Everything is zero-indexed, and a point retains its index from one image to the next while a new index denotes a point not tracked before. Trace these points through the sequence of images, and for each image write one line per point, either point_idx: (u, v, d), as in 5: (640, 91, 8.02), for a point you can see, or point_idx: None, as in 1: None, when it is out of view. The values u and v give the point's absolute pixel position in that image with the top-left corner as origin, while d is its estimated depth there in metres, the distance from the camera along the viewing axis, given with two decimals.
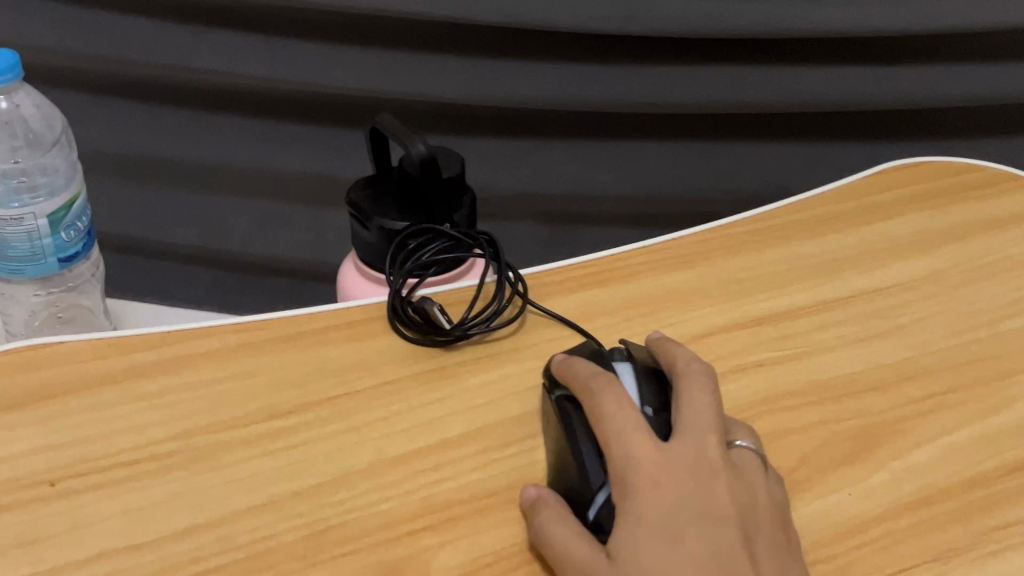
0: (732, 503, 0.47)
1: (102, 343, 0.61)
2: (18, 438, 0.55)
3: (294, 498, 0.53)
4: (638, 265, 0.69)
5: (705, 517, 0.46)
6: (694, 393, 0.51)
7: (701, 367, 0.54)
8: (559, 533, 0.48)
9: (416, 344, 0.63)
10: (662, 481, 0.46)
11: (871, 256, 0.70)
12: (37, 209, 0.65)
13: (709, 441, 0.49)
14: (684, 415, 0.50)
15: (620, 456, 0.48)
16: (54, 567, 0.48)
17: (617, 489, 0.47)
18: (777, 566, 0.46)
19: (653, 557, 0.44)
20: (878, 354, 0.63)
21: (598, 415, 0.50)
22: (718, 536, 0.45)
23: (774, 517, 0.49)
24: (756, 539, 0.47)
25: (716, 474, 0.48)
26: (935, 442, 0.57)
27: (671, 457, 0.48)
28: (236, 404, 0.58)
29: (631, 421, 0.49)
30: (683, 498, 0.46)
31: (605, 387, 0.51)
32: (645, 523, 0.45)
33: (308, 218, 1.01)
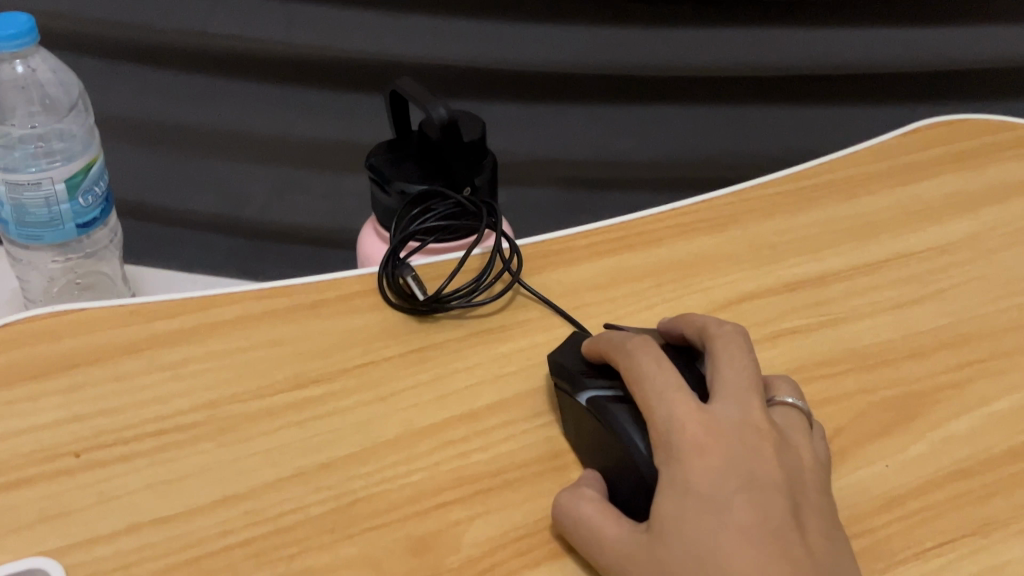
0: (780, 465, 0.46)
1: (124, 310, 0.60)
2: (41, 409, 0.54)
3: (321, 470, 0.52)
4: (667, 229, 0.68)
5: (753, 480, 0.45)
6: (732, 355, 0.51)
7: (736, 331, 0.53)
8: (585, 511, 0.48)
9: (397, 311, 0.62)
10: (707, 442, 0.45)
11: (907, 219, 0.69)
12: (54, 173, 0.64)
13: (752, 403, 0.48)
14: (724, 378, 0.50)
15: (662, 418, 0.47)
16: (81, 541, 0.48)
17: (660, 453, 0.46)
18: (827, 528, 0.45)
19: (701, 522, 0.43)
20: (916, 320, 0.61)
21: (637, 377, 0.50)
22: (767, 497, 0.44)
23: (821, 479, 0.48)
24: (805, 501, 0.46)
25: (761, 436, 0.47)
26: (975, 411, 0.56)
27: (715, 418, 0.47)
28: (261, 373, 0.57)
29: (671, 382, 0.48)
30: (729, 459, 0.45)
31: (642, 351, 0.51)
32: (692, 487, 0.44)
33: (325, 185, 1.01)
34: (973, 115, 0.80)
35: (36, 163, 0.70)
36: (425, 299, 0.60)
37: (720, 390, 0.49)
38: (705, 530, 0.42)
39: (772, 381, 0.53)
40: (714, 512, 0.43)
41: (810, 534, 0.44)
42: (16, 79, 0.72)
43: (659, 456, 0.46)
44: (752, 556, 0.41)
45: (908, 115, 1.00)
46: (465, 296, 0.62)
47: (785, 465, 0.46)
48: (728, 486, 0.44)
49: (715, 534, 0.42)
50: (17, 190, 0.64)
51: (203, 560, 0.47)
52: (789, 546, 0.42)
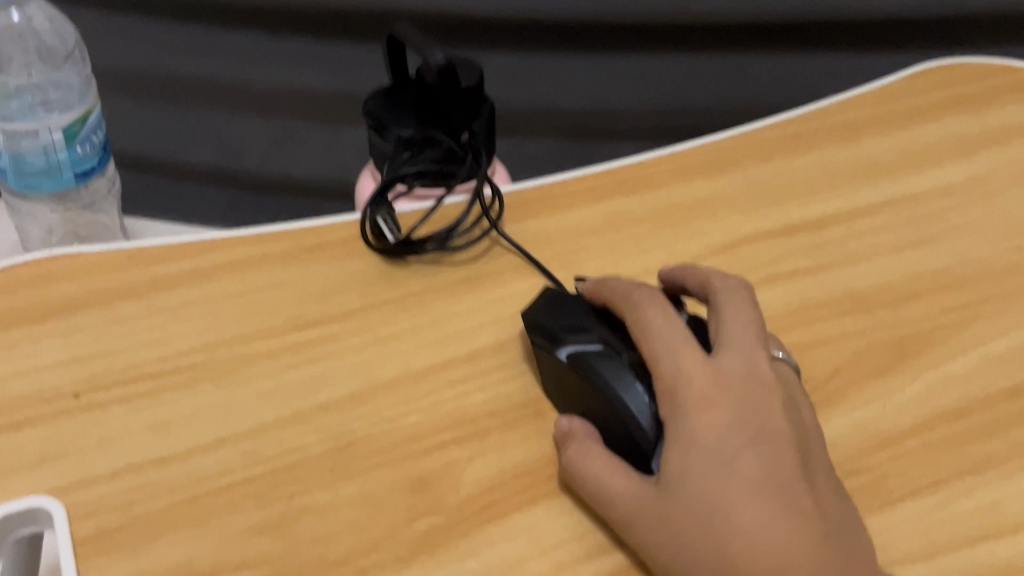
0: (785, 420, 0.47)
1: (122, 253, 0.60)
2: (40, 351, 0.54)
3: (321, 410, 0.52)
4: (666, 172, 0.67)
5: (760, 436, 0.45)
6: (737, 309, 0.51)
7: (739, 284, 0.53)
8: (591, 466, 0.47)
9: (376, 254, 0.61)
10: (715, 397, 0.46)
11: (906, 162, 0.68)
12: (51, 122, 0.64)
13: (756, 357, 0.49)
14: (729, 332, 0.50)
15: (670, 370, 0.47)
16: (82, 481, 0.48)
17: (666, 404, 0.47)
18: (829, 482, 0.46)
19: (709, 478, 0.44)
20: (915, 263, 0.61)
21: (643, 329, 0.49)
22: (774, 454, 0.45)
23: (819, 433, 0.49)
24: (808, 455, 0.47)
25: (767, 390, 0.47)
26: (972, 352, 0.56)
27: (721, 373, 0.47)
28: (260, 316, 0.57)
29: (679, 335, 0.48)
30: (736, 414, 0.46)
31: (648, 302, 0.50)
32: (700, 442, 0.45)
33: (323, 138, 1.00)
34: (974, 58, 0.79)
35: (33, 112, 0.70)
36: (395, 242, 0.60)
37: (724, 344, 0.49)
38: (715, 487, 0.43)
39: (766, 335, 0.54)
40: (724, 470, 0.44)
41: (815, 489, 0.45)
42: (12, 27, 0.73)
43: (665, 408, 0.46)
44: (762, 515, 0.42)
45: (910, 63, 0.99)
46: (437, 241, 0.61)
47: (790, 420, 0.47)
48: (736, 442, 0.45)
49: (726, 492, 0.43)
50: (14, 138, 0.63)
51: (203, 500, 0.48)
52: (796, 503, 0.43)
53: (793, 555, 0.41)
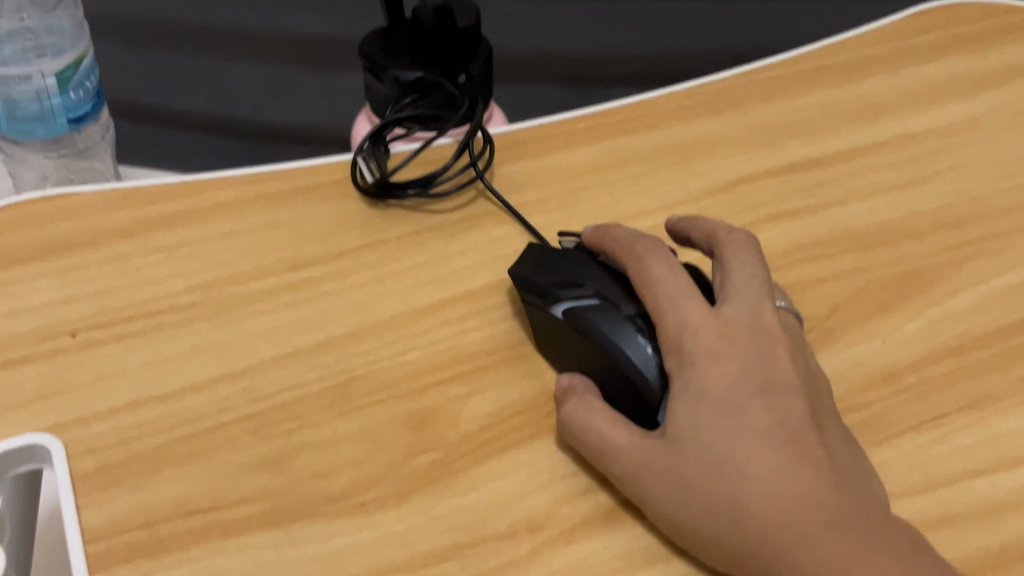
0: (793, 369, 0.46)
1: (117, 194, 0.59)
2: (37, 290, 0.54)
3: (319, 348, 0.52)
4: (666, 112, 0.67)
5: (768, 386, 0.45)
6: (743, 258, 0.50)
7: (745, 234, 0.52)
8: (592, 420, 0.47)
9: (362, 194, 0.61)
10: (722, 348, 0.46)
11: (907, 101, 0.68)
12: (44, 67, 0.63)
13: (762, 307, 0.48)
14: (734, 281, 0.49)
15: (675, 323, 0.47)
16: (80, 419, 0.48)
17: (672, 356, 0.46)
18: (837, 430, 0.46)
19: (717, 432, 0.43)
20: (915, 201, 0.61)
21: (646, 281, 0.49)
22: (782, 403, 0.45)
23: (826, 381, 0.49)
24: (816, 403, 0.47)
25: (773, 340, 0.47)
26: (973, 289, 0.56)
27: (727, 323, 0.47)
28: (257, 255, 0.57)
29: (683, 286, 0.48)
30: (743, 365, 0.45)
31: (651, 253, 0.50)
32: (708, 395, 0.44)
33: (319, 86, 0.99)
34: None
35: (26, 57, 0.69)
36: (374, 182, 0.59)
37: (729, 294, 0.49)
38: (724, 440, 0.43)
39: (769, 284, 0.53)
40: (731, 422, 0.44)
41: (824, 438, 0.45)
42: None
43: (672, 359, 0.46)
44: (772, 466, 0.42)
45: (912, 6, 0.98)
46: (420, 187, 0.60)
47: (797, 369, 0.47)
48: (744, 393, 0.44)
49: (735, 445, 0.43)
50: (7, 83, 0.63)
51: (201, 437, 0.48)
52: (806, 452, 0.43)
53: (804, 505, 0.41)
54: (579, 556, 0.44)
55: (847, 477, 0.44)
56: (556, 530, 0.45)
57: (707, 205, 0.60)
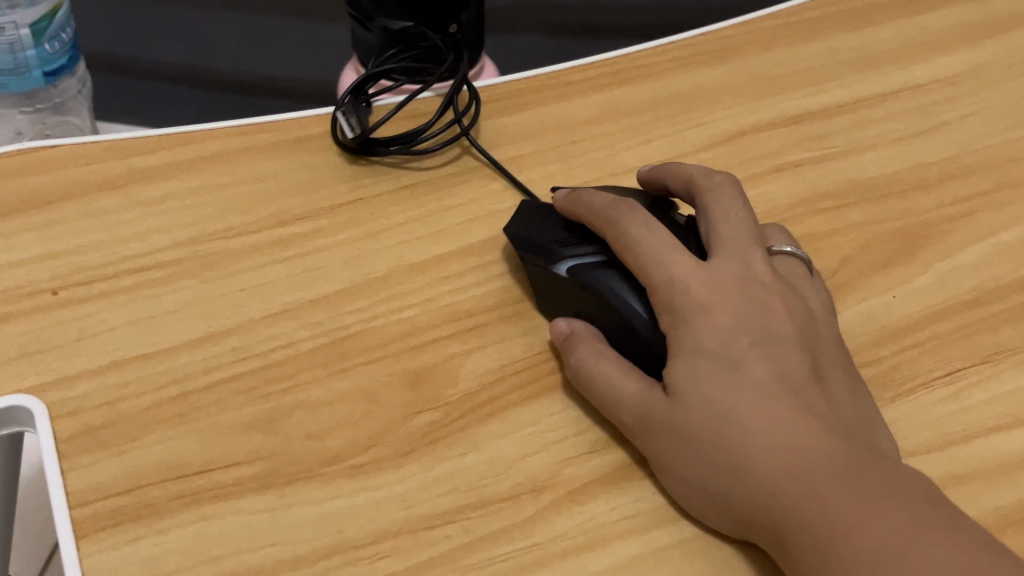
0: (789, 319, 0.45)
1: (96, 146, 0.57)
2: (15, 246, 0.51)
3: (312, 305, 0.50)
4: (665, 61, 0.65)
5: (766, 337, 0.43)
6: (724, 207, 0.49)
7: (727, 182, 0.50)
8: (598, 368, 0.45)
9: (342, 150, 0.58)
10: (714, 301, 0.44)
11: (913, 49, 0.66)
12: (18, 18, 0.61)
13: (752, 255, 0.47)
14: (721, 233, 0.48)
15: (662, 280, 0.44)
16: (62, 379, 0.46)
17: (666, 315, 0.44)
18: (840, 380, 0.45)
19: (718, 387, 0.42)
20: (922, 152, 0.59)
21: (625, 241, 0.46)
22: (781, 353, 0.43)
23: (827, 330, 0.47)
24: (817, 354, 0.45)
25: (767, 290, 0.45)
26: (983, 241, 0.54)
27: (718, 275, 0.45)
28: (245, 210, 0.54)
29: (665, 241, 0.46)
30: (739, 316, 0.44)
31: (627, 214, 0.47)
32: (705, 350, 0.43)
33: (300, 34, 1.00)
34: None
35: None
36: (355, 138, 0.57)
37: (717, 246, 0.47)
38: (725, 393, 0.41)
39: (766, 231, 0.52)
40: (731, 374, 0.42)
41: (827, 389, 0.43)
42: None
43: (666, 318, 0.44)
44: (776, 417, 0.40)
45: None
46: (403, 144, 0.57)
47: (794, 319, 0.45)
48: (742, 344, 0.43)
49: (737, 398, 0.41)
50: None
51: (191, 397, 0.46)
52: (808, 403, 0.42)
53: (814, 452, 0.39)
54: (585, 517, 0.43)
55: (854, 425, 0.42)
56: (562, 491, 0.44)
57: (709, 156, 0.59)
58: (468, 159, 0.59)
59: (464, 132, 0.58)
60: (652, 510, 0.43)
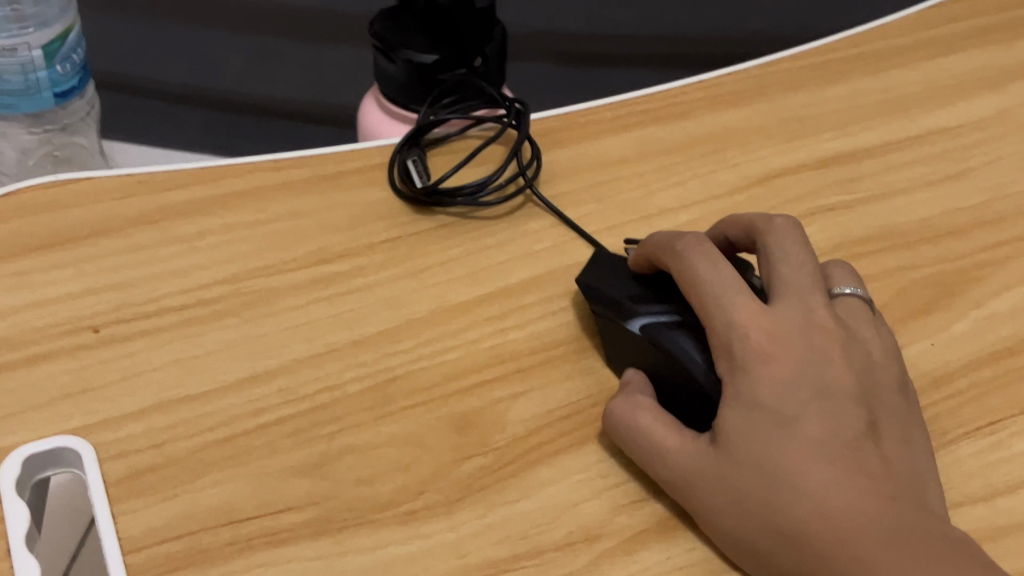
0: (848, 369, 0.43)
1: (131, 179, 0.57)
2: (53, 282, 0.51)
3: (355, 346, 0.50)
4: (695, 101, 0.66)
5: (824, 391, 0.42)
6: (789, 249, 0.47)
7: (788, 222, 0.48)
8: (642, 419, 0.44)
9: (401, 198, 0.58)
10: (772, 351, 0.43)
11: (935, 93, 0.68)
12: (30, 38, 0.58)
13: (814, 300, 0.45)
14: (782, 275, 0.46)
15: (722, 324, 0.44)
16: (107, 419, 0.45)
17: (723, 361, 0.43)
18: (898, 431, 0.43)
19: (768, 446, 0.40)
20: (952, 196, 0.60)
21: (692, 282, 0.45)
22: (838, 409, 0.42)
23: (891, 373, 0.46)
24: (877, 405, 0.44)
25: (828, 338, 0.44)
26: (1016, 289, 0.55)
27: (780, 323, 0.44)
28: (284, 247, 0.55)
29: (731, 282, 0.45)
30: (798, 368, 0.42)
31: (693, 249, 0.47)
32: (759, 404, 0.41)
33: (306, 58, 0.94)
34: None
35: (8, 27, 0.65)
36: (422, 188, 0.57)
37: (780, 289, 0.45)
38: (774, 452, 0.40)
39: (829, 270, 0.50)
40: (783, 432, 0.41)
41: (884, 444, 0.42)
42: None
43: (723, 365, 0.43)
44: (824, 481, 0.39)
45: None
46: (468, 194, 0.58)
47: (854, 369, 0.44)
48: (798, 399, 0.41)
49: (786, 457, 0.40)
50: None
51: (238, 439, 0.45)
52: (863, 465, 0.41)
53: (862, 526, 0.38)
54: (639, 568, 0.42)
55: (910, 488, 0.41)
56: (615, 540, 0.43)
57: (742, 198, 0.59)
58: (528, 207, 0.59)
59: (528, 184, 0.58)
60: (705, 561, 0.43)
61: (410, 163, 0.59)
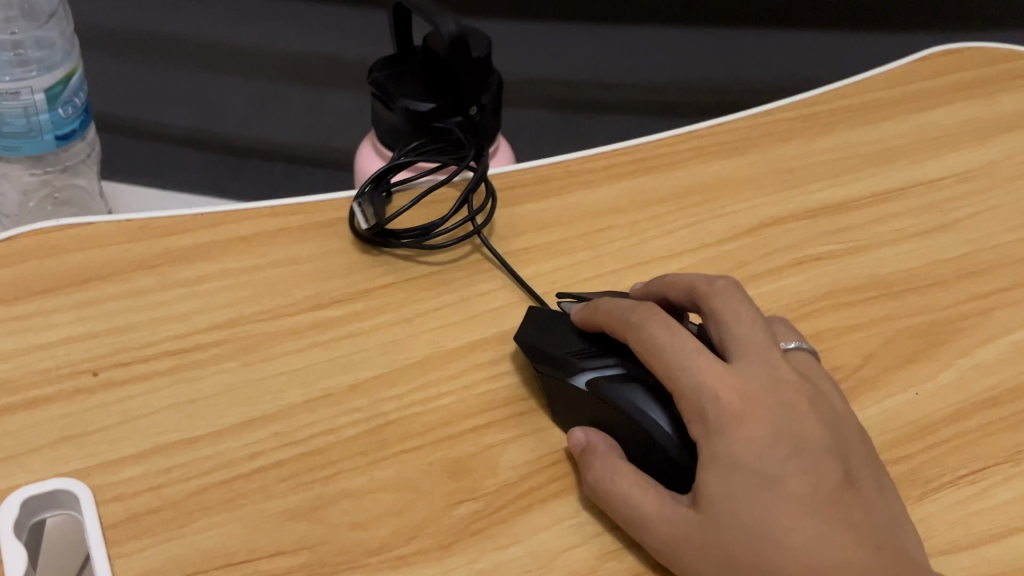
0: (817, 422, 0.44)
1: (133, 225, 0.58)
2: (55, 325, 0.52)
3: (350, 391, 0.51)
4: (686, 151, 0.68)
5: (799, 447, 0.43)
6: (736, 307, 0.48)
7: (728, 284, 0.50)
8: (621, 486, 0.45)
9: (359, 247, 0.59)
10: (745, 410, 0.43)
11: (922, 145, 0.69)
12: (34, 82, 0.59)
13: (774, 357, 0.46)
14: (738, 334, 0.47)
15: (690, 387, 0.44)
16: (106, 463, 0.46)
17: (695, 423, 0.43)
18: (868, 479, 0.44)
19: (753, 507, 0.41)
20: (938, 248, 0.61)
21: (652, 350, 0.46)
22: (814, 464, 0.42)
23: (853, 423, 0.47)
24: (847, 455, 0.44)
25: (795, 393, 0.44)
26: (1001, 339, 0.56)
27: (748, 382, 0.44)
28: (282, 293, 0.56)
29: (691, 346, 0.45)
30: (772, 426, 0.43)
31: (649, 320, 0.47)
32: (739, 465, 0.41)
33: (307, 101, 0.96)
34: (978, 44, 0.81)
35: (13, 70, 0.66)
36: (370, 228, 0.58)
37: (737, 349, 0.46)
38: (761, 513, 0.41)
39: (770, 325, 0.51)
40: (767, 491, 0.41)
41: (859, 492, 0.43)
42: None
43: (697, 427, 0.43)
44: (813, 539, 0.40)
45: (913, 44, 1.00)
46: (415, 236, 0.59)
47: (821, 422, 0.44)
48: (777, 457, 0.42)
49: (774, 517, 0.40)
50: None
51: (235, 482, 0.46)
52: (846, 517, 0.41)
53: None
54: None
55: (889, 535, 0.42)
56: None
57: (732, 247, 0.60)
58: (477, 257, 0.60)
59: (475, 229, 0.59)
60: None
61: (359, 203, 0.59)
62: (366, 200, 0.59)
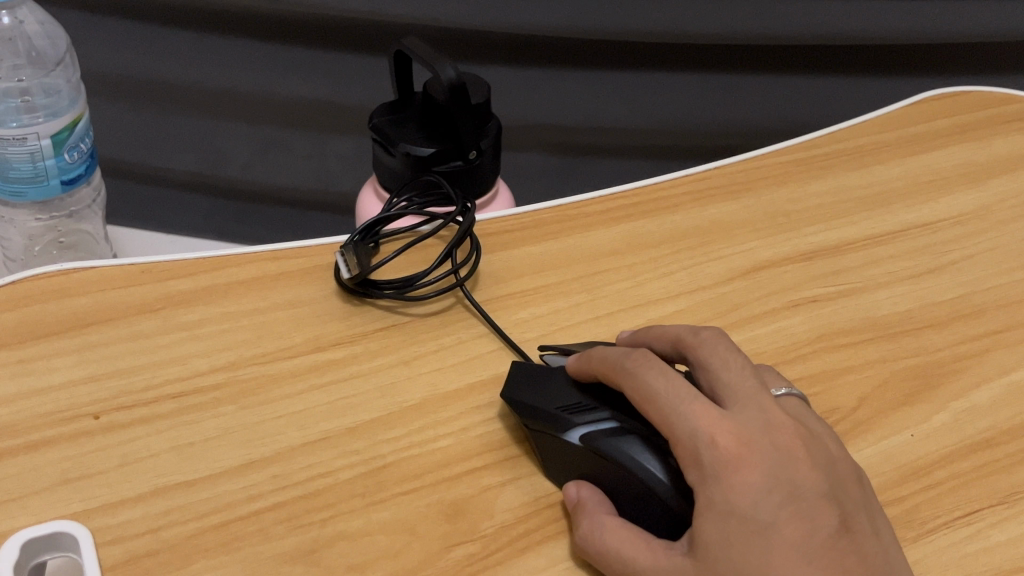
0: (812, 467, 0.43)
1: (135, 268, 0.59)
2: (56, 369, 0.52)
3: (349, 433, 0.51)
4: (683, 195, 0.68)
5: (795, 493, 0.42)
6: (723, 356, 0.47)
7: (714, 333, 0.49)
8: (612, 541, 0.44)
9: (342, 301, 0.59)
10: (742, 456, 0.42)
11: (918, 190, 0.70)
12: (40, 128, 0.59)
13: (766, 402, 0.45)
14: (728, 381, 0.46)
15: (685, 433, 0.43)
16: (105, 506, 0.46)
17: (692, 470, 0.42)
18: (867, 521, 0.44)
19: (752, 554, 0.40)
20: (932, 291, 0.62)
21: (646, 395, 0.45)
22: (809, 510, 0.42)
23: (848, 465, 0.46)
24: (844, 499, 0.44)
25: (788, 438, 0.44)
26: (995, 381, 0.56)
27: (743, 426, 0.43)
28: (281, 336, 0.56)
29: (685, 392, 0.44)
30: (769, 473, 0.42)
31: (644, 366, 0.46)
32: (737, 512, 0.41)
33: (309, 145, 0.97)
34: (971, 88, 0.82)
35: (19, 118, 0.67)
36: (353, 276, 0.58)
37: (729, 395, 0.45)
38: (759, 560, 0.40)
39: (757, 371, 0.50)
40: (764, 539, 0.40)
41: (854, 538, 0.42)
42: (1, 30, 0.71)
43: (693, 473, 0.42)
44: None
45: (908, 88, 1.01)
46: (398, 287, 0.59)
47: (818, 467, 0.44)
48: (772, 503, 0.41)
49: (771, 564, 0.40)
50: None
51: (233, 524, 0.46)
52: (843, 564, 0.41)
53: None
54: None
55: None
56: None
57: (728, 289, 0.61)
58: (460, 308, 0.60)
59: (458, 282, 0.59)
60: None
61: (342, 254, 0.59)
62: (350, 252, 0.59)
